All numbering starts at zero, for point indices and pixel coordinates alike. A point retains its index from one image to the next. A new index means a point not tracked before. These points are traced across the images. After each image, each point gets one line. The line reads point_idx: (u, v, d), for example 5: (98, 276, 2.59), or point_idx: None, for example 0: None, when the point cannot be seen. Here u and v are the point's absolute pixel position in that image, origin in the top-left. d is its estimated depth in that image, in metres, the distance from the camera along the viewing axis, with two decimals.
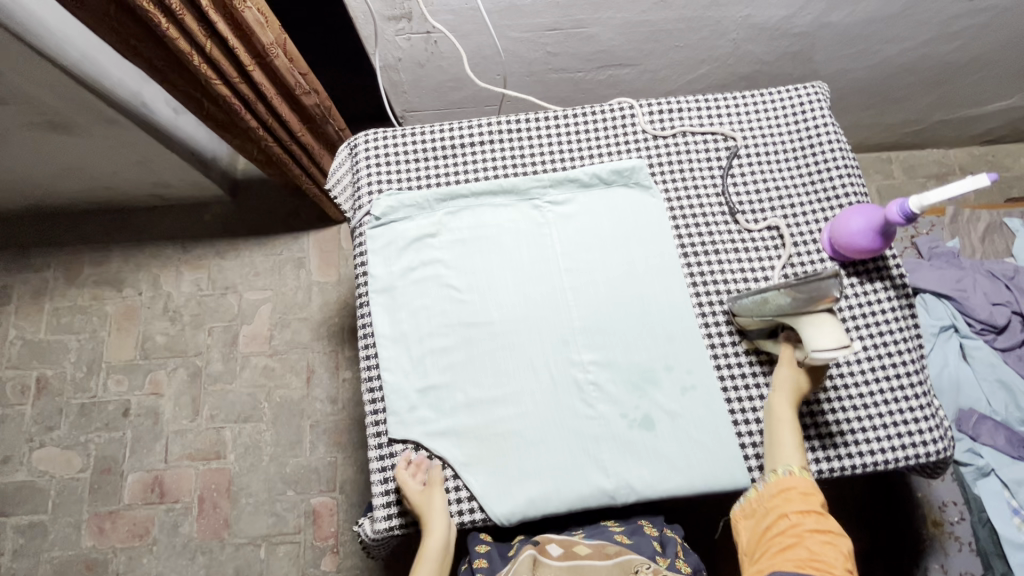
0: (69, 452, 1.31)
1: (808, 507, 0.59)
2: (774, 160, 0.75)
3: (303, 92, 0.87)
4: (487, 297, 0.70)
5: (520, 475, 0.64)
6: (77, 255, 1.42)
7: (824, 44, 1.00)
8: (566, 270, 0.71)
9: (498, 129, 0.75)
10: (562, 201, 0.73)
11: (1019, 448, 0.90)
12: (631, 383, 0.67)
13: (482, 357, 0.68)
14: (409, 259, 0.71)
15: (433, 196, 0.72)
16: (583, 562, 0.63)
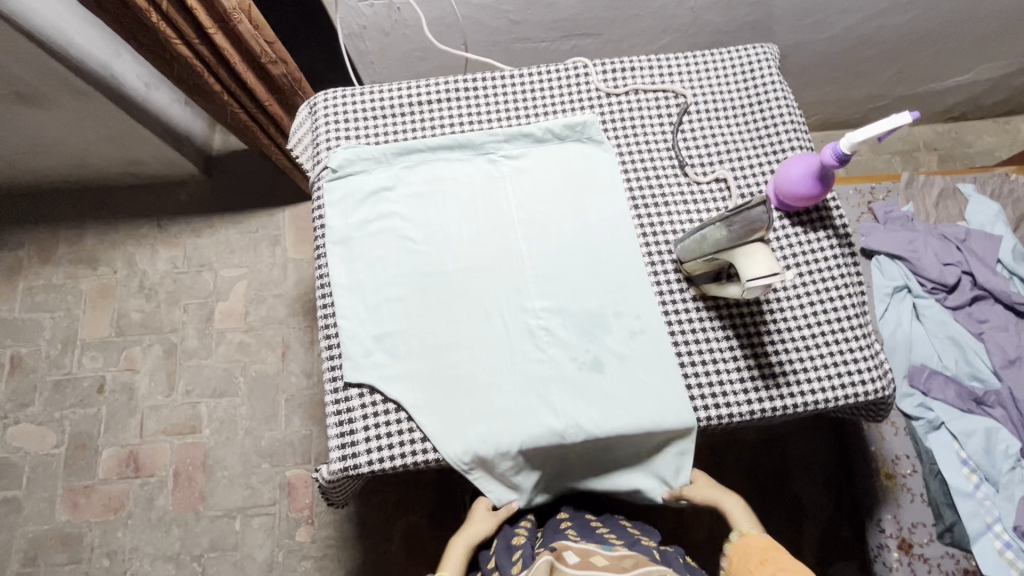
0: (44, 428, 1.31)
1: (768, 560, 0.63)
2: (724, 116, 0.77)
3: (269, 61, 0.88)
4: (442, 248, 0.71)
5: (472, 417, 0.66)
6: (52, 234, 1.42)
7: (781, 14, 1.02)
8: (519, 221, 0.73)
9: (455, 87, 0.77)
10: (516, 155, 0.75)
11: (967, 401, 0.92)
12: (581, 329, 0.69)
13: (437, 305, 0.70)
14: (366, 212, 0.73)
15: (390, 150, 0.74)
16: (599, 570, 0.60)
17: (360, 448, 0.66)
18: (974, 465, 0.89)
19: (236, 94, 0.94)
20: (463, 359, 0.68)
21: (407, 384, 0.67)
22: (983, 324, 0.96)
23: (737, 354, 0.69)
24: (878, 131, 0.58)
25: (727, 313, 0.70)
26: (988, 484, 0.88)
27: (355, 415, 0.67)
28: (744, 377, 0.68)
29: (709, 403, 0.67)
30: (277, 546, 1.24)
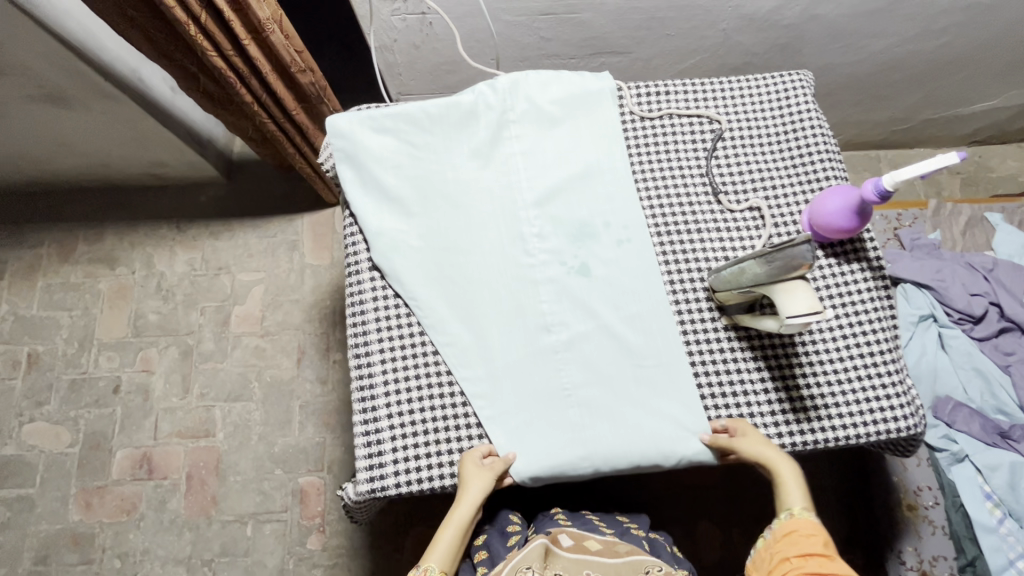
0: (58, 427, 1.32)
1: (810, 548, 0.58)
2: (758, 143, 0.77)
3: (299, 70, 0.88)
4: (464, 257, 0.72)
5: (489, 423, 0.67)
6: (72, 233, 1.43)
7: (812, 37, 1.02)
8: (535, 236, 0.73)
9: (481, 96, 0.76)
10: (537, 166, 0.75)
11: (992, 434, 0.91)
12: (570, 236, 0.73)
13: (458, 312, 0.70)
14: (391, 216, 0.73)
15: (410, 161, 0.74)
16: (593, 558, 0.67)
17: (387, 469, 0.66)
18: (998, 499, 0.87)
19: (265, 104, 0.93)
20: (469, 261, 0.72)
21: (417, 189, 0.73)
22: (1010, 357, 0.95)
23: (768, 385, 0.68)
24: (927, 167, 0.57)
25: (760, 344, 0.69)
26: (1011, 520, 0.86)
27: (383, 437, 0.67)
28: (775, 410, 0.68)
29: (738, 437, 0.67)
30: (288, 554, 1.24)
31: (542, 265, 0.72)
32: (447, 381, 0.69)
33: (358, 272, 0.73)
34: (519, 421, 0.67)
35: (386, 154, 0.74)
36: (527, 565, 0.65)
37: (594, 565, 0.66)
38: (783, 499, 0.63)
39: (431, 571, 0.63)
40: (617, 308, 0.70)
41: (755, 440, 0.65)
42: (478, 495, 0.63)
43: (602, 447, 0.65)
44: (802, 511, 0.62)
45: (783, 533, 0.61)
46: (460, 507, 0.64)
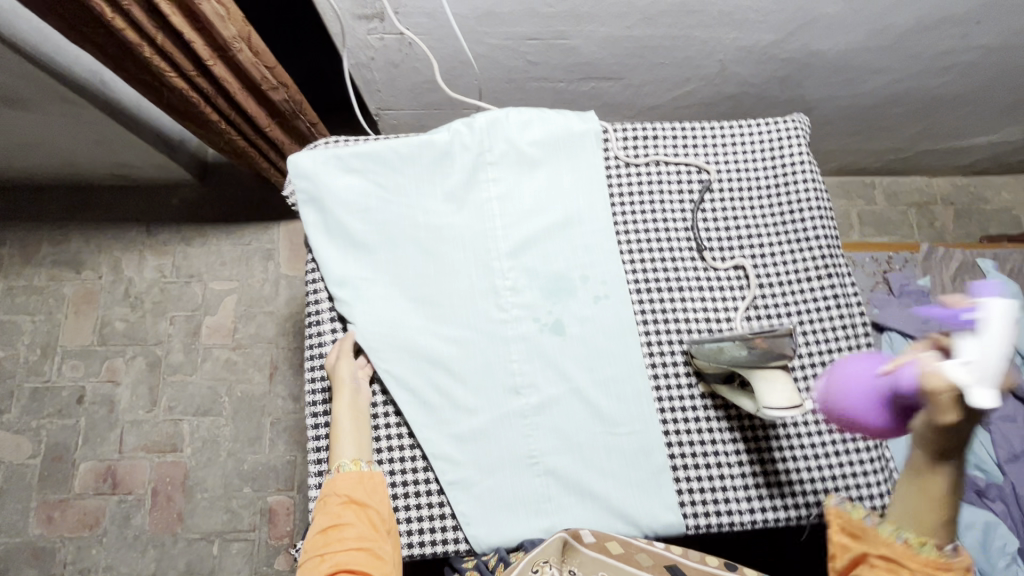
0: (19, 437, 1.27)
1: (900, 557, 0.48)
2: (747, 197, 0.73)
3: (270, 87, 0.83)
4: (433, 311, 0.68)
5: (451, 488, 0.65)
6: (35, 233, 1.37)
7: (811, 71, 0.97)
8: (509, 289, 0.69)
9: (457, 135, 0.71)
10: (512, 212, 0.71)
11: (968, 491, 0.90)
12: (544, 289, 0.69)
13: (422, 370, 0.67)
14: (356, 262, 0.69)
15: (379, 203, 0.70)
16: (611, 560, 0.58)
17: None
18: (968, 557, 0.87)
19: (234, 122, 0.88)
20: (436, 314, 0.68)
21: (385, 233, 0.69)
22: (992, 414, 0.93)
23: (742, 457, 0.66)
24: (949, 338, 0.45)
25: (736, 415, 0.66)
26: None
27: None
28: (748, 484, 0.66)
29: (708, 510, 0.65)
30: (255, 574, 1.22)
31: (515, 321, 0.68)
32: (409, 446, 0.66)
33: (318, 326, 0.69)
34: (481, 489, 0.64)
35: (353, 195, 0.69)
36: (545, 560, 0.57)
37: (611, 569, 0.58)
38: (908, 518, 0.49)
39: (346, 464, 0.63)
40: (591, 371, 0.67)
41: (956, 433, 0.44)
42: (354, 399, 0.65)
43: (566, 520, 0.64)
44: (931, 550, 0.48)
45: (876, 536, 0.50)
46: (341, 415, 0.65)
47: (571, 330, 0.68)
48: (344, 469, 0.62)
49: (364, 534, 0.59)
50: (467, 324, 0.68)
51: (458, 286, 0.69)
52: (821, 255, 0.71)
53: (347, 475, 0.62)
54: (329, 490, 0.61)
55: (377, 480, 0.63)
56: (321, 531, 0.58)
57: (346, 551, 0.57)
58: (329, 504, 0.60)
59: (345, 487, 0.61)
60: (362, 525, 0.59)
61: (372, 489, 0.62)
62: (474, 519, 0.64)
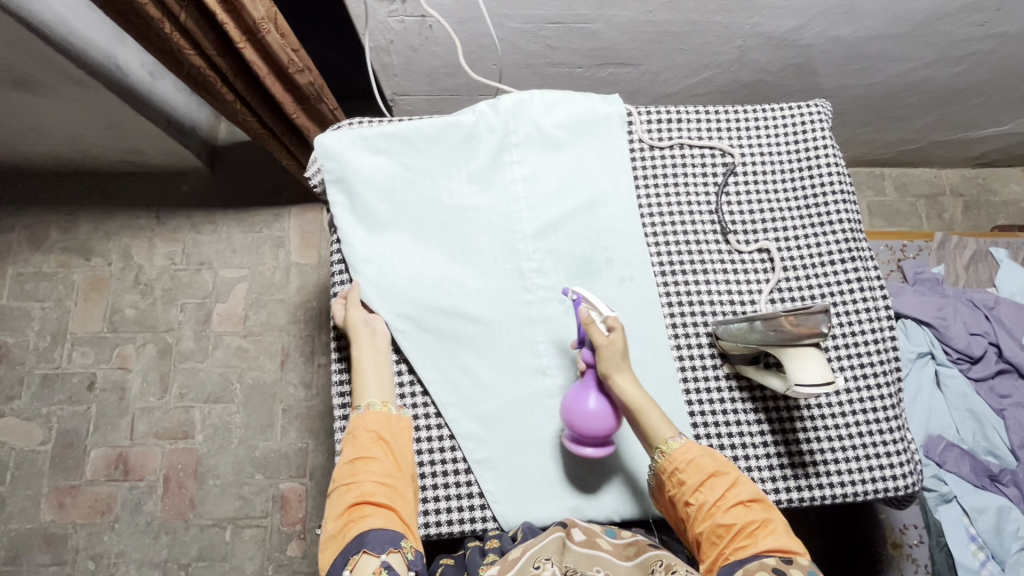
0: (30, 423, 1.27)
1: (698, 474, 0.57)
2: (770, 181, 0.73)
3: (296, 70, 0.81)
4: (458, 293, 0.68)
5: (479, 468, 0.65)
6: (44, 219, 1.36)
7: (829, 59, 0.97)
8: (535, 271, 0.69)
9: (482, 116, 0.71)
10: (536, 194, 0.71)
11: (981, 477, 0.91)
12: (570, 271, 0.69)
13: (450, 350, 0.67)
14: (381, 243, 0.69)
15: (403, 184, 0.70)
16: (604, 555, 0.58)
17: None
18: (982, 542, 0.87)
19: (252, 105, 0.87)
20: (462, 296, 0.68)
21: (409, 215, 0.69)
22: (1005, 400, 0.94)
23: (766, 437, 0.66)
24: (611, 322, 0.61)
25: (761, 396, 0.67)
26: (994, 563, 0.86)
27: None
28: (773, 464, 0.66)
29: None
30: (267, 560, 1.22)
31: (541, 303, 0.68)
32: (436, 425, 0.66)
33: None
34: (508, 468, 0.65)
35: (379, 176, 0.69)
36: (547, 558, 0.55)
37: (606, 563, 0.57)
38: (655, 434, 0.60)
39: (375, 404, 0.62)
40: None
41: (616, 353, 0.60)
42: (377, 345, 0.65)
43: (593, 500, 0.65)
44: (673, 444, 0.59)
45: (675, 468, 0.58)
46: (364, 356, 0.64)
47: None
48: (373, 409, 0.62)
49: (389, 471, 0.59)
50: (493, 305, 0.68)
51: (484, 267, 0.69)
52: (844, 238, 0.71)
53: (377, 414, 0.62)
54: (356, 426, 0.61)
55: (404, 424, 0.63)
56: (349, 463, 0.58)
57: (371, 483, 0.58)
58: (356, 438, 0.60)
59: (374, 425, 0.61)
60: (388, 462, 0.59)
61: (397, 431, 0.62)
62: (501, 500, 0.64)
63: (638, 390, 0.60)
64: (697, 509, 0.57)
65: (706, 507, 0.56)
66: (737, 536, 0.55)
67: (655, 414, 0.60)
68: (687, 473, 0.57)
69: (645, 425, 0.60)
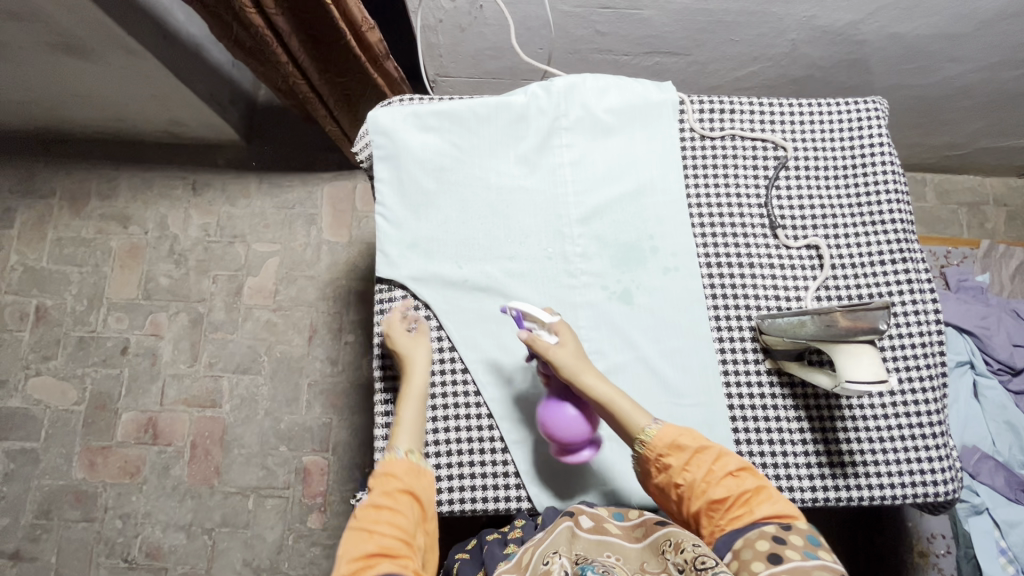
0: (65, 384, 1.31)
1: (682, 456, 0.57)
2: (823, 176, 0.72)
3: (367, 27, 0.83)
4: (502, 274, 0.68)
5: (514, 448, 0.65)
6: (85, 185, 1.39)
7: (884, 57, 0.95)
8: (579, 255, 0.69)
9: (533, 98, 0.71)
10: (584, 179, 0.70)
11: (1016, 491, 0.89)
12: (615, 258, 0.69)
13: (492, 330, 0.67)
14: (427, 221, 0.69)
15: (450, 163, 0.70)
16: (614, 539, 0.57)
17: None
18: (1012, 556, 0.85)
19: (304, 68, 0.88)
20: (506, 277, 0.68)
21: (455, 194, 0.69)
22: None
23: (805, 434, 0.66)
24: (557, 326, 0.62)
25: (802, 393, 0.66)
26: None
27: None
28: (810, 463, 0.66)
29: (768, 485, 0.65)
30: (287, 530, 1.24)
31: (583, 288, 0.68)
32: (475, 403, 0.66)
33: (390, 289, 0.68)
34: (543, 450, 0.65)
35: (428, 154, 0.69)
36: (554, 551, 0.53)
37: (616, 547, 0.56)
38: (632, 428, 0.59)
39: (413, 453, 0.60)
40: (658, 341, 0.67)
41: (571, 354, 0.61)
42: (422, 383, 0.64)
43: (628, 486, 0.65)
44: (651, 430, 0.58)
45: (662, 455, 0.58)
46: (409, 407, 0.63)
47: (641, 300, 0.68)
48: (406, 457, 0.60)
49: (410, 528, 0.56)
50: (536, 288, 0.68)
51: (529, 249, 0.69)
52: (895, 238, 0.70)
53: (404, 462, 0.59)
54: (389, 472, 0.58)
55: (428, 480, 0.60)
56: (376, 507, 0.56)
57: (388, 535, 0.54)
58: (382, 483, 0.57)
59: (407, 478, 0.58)
60: (408, 515, 0.56)
61: (421, 485, 0.59)
62: (533, 481, 0.65)
63: (603, 385, 0.60)
64: (690, 490, 0.56)
65: (696, 485, 0.56)
66: (734, 508, 0.55)
67: (628, 408, 0.59)
68: (673, 454, 0.57)
69: (620, 421, 0.59)
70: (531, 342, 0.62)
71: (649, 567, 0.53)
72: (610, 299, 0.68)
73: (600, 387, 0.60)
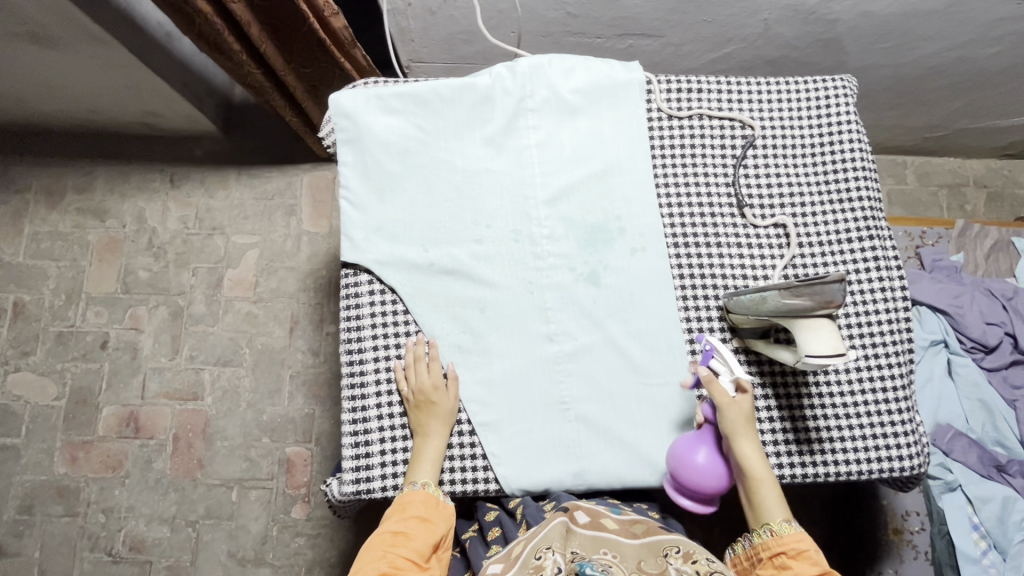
0: (45, 379, 1.30)
1: (803, 564, 0.57)
2: (791, 155, 0.72)
3: (331, 13, 0.83)
4: (470, 257, 0.68)
5: (484, 432, 0.65)
6: (60, 179, 1.37)
7: (857, 36, 0.94)
8: (546, 236, 0.69)
9: (498, 79, 0.70)
10: (550, 160, 0.70)
11: (988, 466, 0.90)
12: (581, 239, 0.69)
13: (459, 313, 0.67)
14: (394, 205, 0.68)
15: (416, 146, 0.69)
16: (609, 536, 0.58)
17: (374, 472, 0.64)
18: (985, 530, 0.86)
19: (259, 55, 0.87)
20: (474, 260, 0.68)
21: (422, 178, 0.69)
22: (1018, 391, 0.93)
23: (773, 412, 0.66)
24: (745, 385, 0.59)
25: (769, 370, 0.66)
26: (995, 552, 0.85)
27: (372, 437, 0.65)
28: (778, 440, 0.66)
29: None
30: (271, 521, 1.24)
31: (551, 270, 0.68)
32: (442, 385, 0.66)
33: (356, 273, 0.68)
34: (512, 434, 0.65)
35: (392, 137, 0.69)
36: (547, 547, 0.54)
37: (613, 545, 0.56)
38: (764, 510, 0.59)
39: (429, 485, 0.62)
40: (624, 321, 0.67)
41: (741, 415, 0.59)
42: (444, 427, 0.64)
43: (597, 467, 0.65)
44: (786, 528, 0.59)
45: (784, 551, 0.58)
46: (429, 443, 0.63)
47: (607, 280, 0.68)
48: (425, 488, 0.62)
49: (423, 552, 0.59)
50: (503, 272, 0.68)
51: (496, 230, 0.68)
52: (862, 216, 0.70)
53: (424, 495, 0.61)
54: (403, 502, 0.61)
55: (445, 511, 0.62)
56: (392, 534, 0.59)
57: (403, 556, 0.58)
58: (400, 512, 0.61)
59: (421, 508, 0.61)
60: (422, 540, 0.59)
61: (436, 515, 0.61)
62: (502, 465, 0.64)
63: (757, 461, 0.59)
64: None
65: None
66: None
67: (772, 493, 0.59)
68: (797, 563, 0.57)
69: (755, 497, 0.59)
70: (710, 387, 0.60)
71: (646, 567, 0.54)
72: (578, 280, 0.68)
73: (755, 460, 0.59)
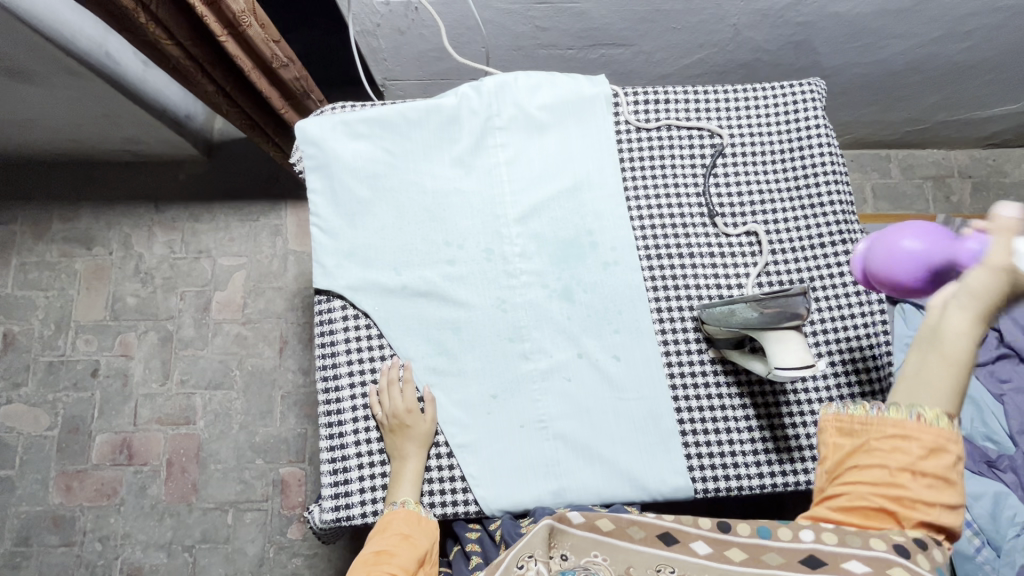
0: (36, 410, 1.30)
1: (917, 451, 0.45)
2: (761, 162, 0.72)
3: (280, 65, 0.81)
4: (441, 279, 0.67)
5: (462, 454, 0.65)
6: (46, 209, 1.38)
7: (826, 36, 0.94)
8: (518, 254, 0.68)
9: (464, 100, 0.70)
10: (518, 179, 0.70)
11: (978, 462, 0.89)
12: (553, 256, 0.68)
13: (432, 334, 0.67)
14: (363, 230, 0.68)
15: (384, 170, 0.69)
16: (604, 539, 0.52)
17: (353, 498, 0.64)
18: (978, 527, 0.86)
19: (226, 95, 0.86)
20: (445, 280, 0.68)
21: (390, 201, 0.69)
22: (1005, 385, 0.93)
23: (751, 421, 0.66)
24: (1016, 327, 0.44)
25: (746, 380, 0.66)
26: (989, 548, 0.85)
27: (351, 462, 0.65)
28: (758, 450, 0.65)
29: (716, 475, 0.65)
30: (268, 542, 1.24)
31: (524, 287, 0.68)
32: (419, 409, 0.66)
33: (328, 299, 0.68)
34: (490, 455, 0.65)
35: (359, 162, 0.69)
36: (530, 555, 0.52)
37: (606, 547, 0.51)
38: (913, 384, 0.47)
39: (409, 503, 0.62)
40: (598, 338, 0.67)
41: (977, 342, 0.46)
42: (423, 448, 0.64)
43: (575, 484, 0.64)
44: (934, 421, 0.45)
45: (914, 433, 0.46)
46: (408, 465, 0.63)
47: (582, 296, 0.68)
48: (406, 506, 0.62)
49: (408, 567, 0.58)
50: (476, 292, 0.68)
51: (467, 250, 0.68)
52: (834, 222, 0.70)
53: (406, 512, 0.61)
54: (385, 523, 0.61)
55: (429, 526, 0.62)
56: (375, 553, 0.58)
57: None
58: (383, 532, 0.60)
59: (404, 525, 0.60)
60: (405, 557, 0.59)
61: (417, 530, 0.61)
62: (482, 486, 0.64)
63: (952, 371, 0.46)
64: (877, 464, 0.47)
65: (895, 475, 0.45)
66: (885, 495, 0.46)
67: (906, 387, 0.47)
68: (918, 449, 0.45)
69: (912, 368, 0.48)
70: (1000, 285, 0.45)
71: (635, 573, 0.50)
72: (551, 297, 0.68)
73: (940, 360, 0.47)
